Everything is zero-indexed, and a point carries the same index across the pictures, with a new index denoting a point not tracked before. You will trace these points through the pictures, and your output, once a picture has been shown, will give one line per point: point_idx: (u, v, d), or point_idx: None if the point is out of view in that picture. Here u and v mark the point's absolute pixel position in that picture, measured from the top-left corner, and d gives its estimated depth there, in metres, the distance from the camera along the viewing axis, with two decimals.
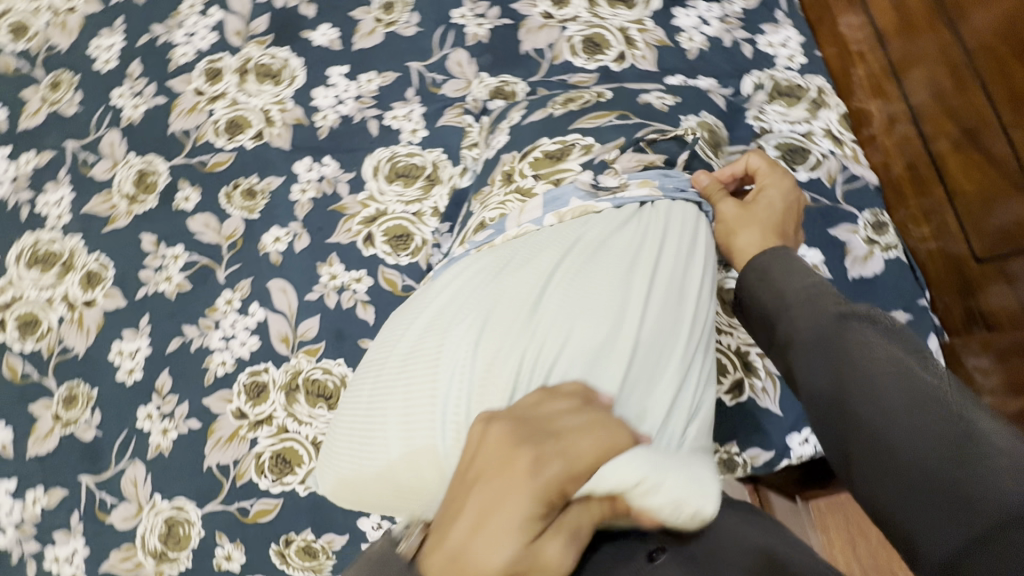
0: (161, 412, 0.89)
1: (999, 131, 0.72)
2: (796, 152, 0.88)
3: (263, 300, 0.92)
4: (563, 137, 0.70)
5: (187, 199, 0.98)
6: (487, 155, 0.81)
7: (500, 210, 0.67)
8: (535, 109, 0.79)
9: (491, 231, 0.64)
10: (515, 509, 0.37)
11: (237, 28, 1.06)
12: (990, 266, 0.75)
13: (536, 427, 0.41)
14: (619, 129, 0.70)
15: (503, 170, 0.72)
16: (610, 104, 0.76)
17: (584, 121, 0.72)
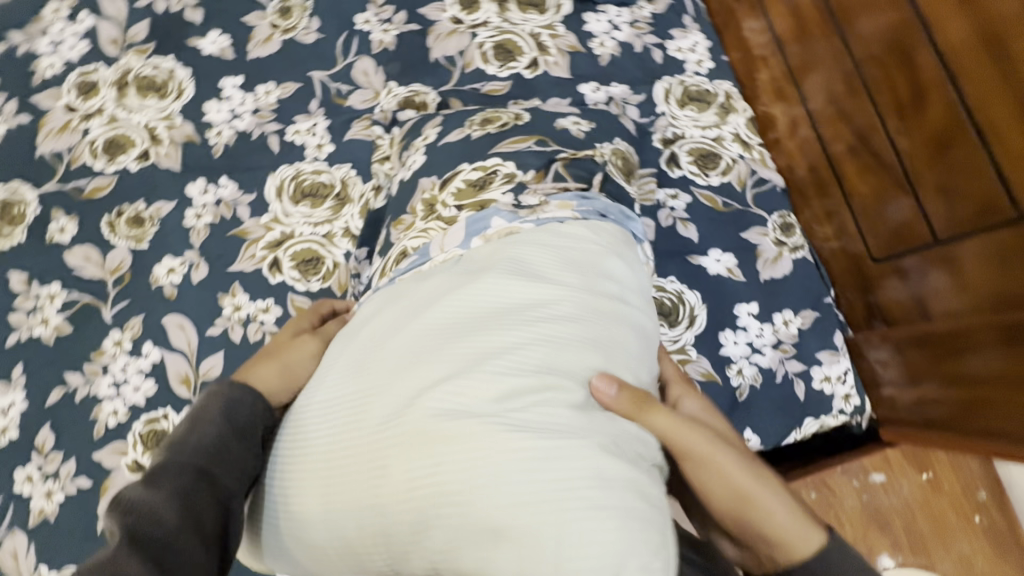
0: (43, 473, 0.79)
1: (885, 136, 0.75)
2: (709, 158, 0.89)
3: (159, 339, 0.84)
4: (483, 162, 0.62)
5: (62, 230, 0.88)
6: (402, 175, 0.70)
7: (421, 238, 0.59)
8: (450, 128, 0.70)
9: (413, 258, 0.57)
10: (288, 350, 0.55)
11: (113, 35, 0.96)
12: (885, 265, 0.79)
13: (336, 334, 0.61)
14: (537, 155, 0.64)
15: (422, 198, 0.62)
16: (528, 127, 0.69)
17: (502, 146, 0.64)
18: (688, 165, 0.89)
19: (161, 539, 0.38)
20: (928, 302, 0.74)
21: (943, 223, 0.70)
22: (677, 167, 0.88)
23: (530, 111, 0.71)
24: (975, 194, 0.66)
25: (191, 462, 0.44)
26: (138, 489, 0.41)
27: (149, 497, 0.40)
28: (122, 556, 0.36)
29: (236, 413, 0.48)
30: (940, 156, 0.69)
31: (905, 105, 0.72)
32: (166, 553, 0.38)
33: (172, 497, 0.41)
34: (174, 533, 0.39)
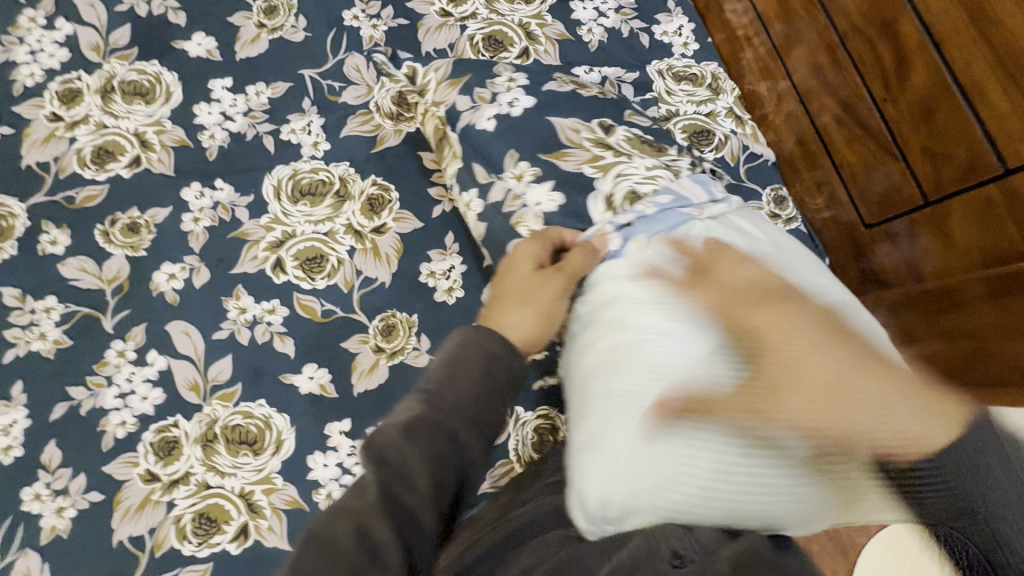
0: (52, 490, 0.77)
1: (870, 105, 0.78)
2: (703, 133, 0.91)
3: (163, 347, 0.83)
4: (632, 129, 0.75)
5: (55, 242, 0.86)
6: (498, 113, 0.75)
7: (651, 184, 0.68)
8: (540, 78, 0.79)
9: (668, 206, 0.66)
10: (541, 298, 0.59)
11: (93, 41, 0.94)
12: (877, 229, 0.82)
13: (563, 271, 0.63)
14: (652, 132, 0.78)
15: (589, 136, 0.72)
16: (624, 104, 0.80)
17: (632, 118, 0.78)
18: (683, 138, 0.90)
19: (409, 507, 0.46)
20: (919, 262, 0.77)
21: (931, 184, 0.73)
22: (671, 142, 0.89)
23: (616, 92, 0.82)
24: (961, 154, 0.69)
25: (447, 421, 0.50)
26: (396, 436, 0.48)
27: (409, 450, 0.48)
28: (377, 509, 0.45)
29: (495, 374, 0.53)
30: (925, 120, 0.72)
31: (890, 73, 0.75)
32: (409, 514, 0.46)
33: (422, 456, 0.48)
34: (418, 497, 0.47)
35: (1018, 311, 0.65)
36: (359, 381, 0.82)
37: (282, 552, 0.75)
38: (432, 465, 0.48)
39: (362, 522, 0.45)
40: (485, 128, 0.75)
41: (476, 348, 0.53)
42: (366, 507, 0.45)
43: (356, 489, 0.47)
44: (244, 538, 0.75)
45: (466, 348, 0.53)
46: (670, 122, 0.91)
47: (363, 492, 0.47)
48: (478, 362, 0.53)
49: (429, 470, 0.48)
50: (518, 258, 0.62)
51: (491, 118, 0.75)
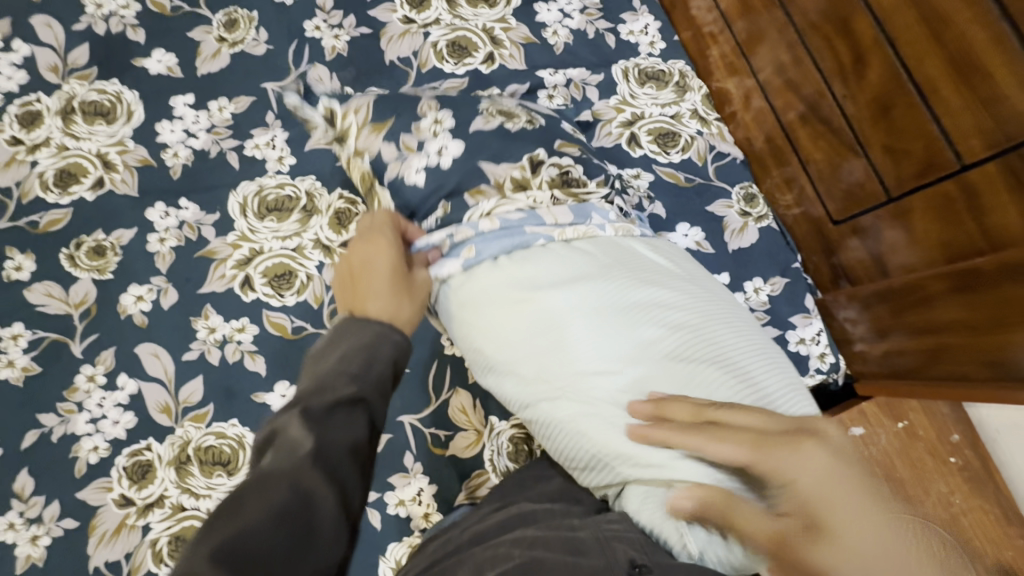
0: (26, 518, 0.76)
1: (832, 102, 0.77)
2: (670, 135, 0.91)
3: (134, 370, 0.82)
4: (558, 159, 0.71)
5: (19, 268, 0.85)
6: (426, 163, 0.71)
7: (529, 200, 0.67)
8: (467, 113, 0.72)
9: (524, 216, 0.66)
10: (374, 281, 0.60)
11: (52, 62, 0.92)
12: (844, 226, 0.81)
13: (381, 250, 0.64)
14: (584, 161, 0.73)
15: (512, 177, 0.69)
16: (547, 130, 0.74)
17: (558, 146, 0.73)
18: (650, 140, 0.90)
19: (336, 459, 0.43)
20: (886, 258, 0.77)
21: (893, 181, 0.73)
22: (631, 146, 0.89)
23: (544, 113, 0.76)
24: (919, 151, 0.69)
25: (362, 389, 0.48)
26: (319, 407, 0.45)
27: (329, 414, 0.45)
28: (306, 465, 0.40)
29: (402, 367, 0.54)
30: (884, 117, 0.71)
31: (849, 70, 0.74)
32: (338, 463, 0.42)
33: (347, 424, 0.45)
34: (343, 447, 0.44)
35: (986, 308, 0.65)
36: None
37: None
38: (359, 430, 0.46)
39: (295, 480, 0.40)
40: (415, 182, 0.71)
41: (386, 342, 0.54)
42: (294, 466, 0.41)
43: (280, 451, 0.42)
44: None
45: (373, 333, 0.54)
46: (632, 127, 0.90)
47: (294, 451, 0.41)
48: (382, 346, 0.53)
49: (358, 430, 0.46)
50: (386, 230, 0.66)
51: (420, 172, 0.70)
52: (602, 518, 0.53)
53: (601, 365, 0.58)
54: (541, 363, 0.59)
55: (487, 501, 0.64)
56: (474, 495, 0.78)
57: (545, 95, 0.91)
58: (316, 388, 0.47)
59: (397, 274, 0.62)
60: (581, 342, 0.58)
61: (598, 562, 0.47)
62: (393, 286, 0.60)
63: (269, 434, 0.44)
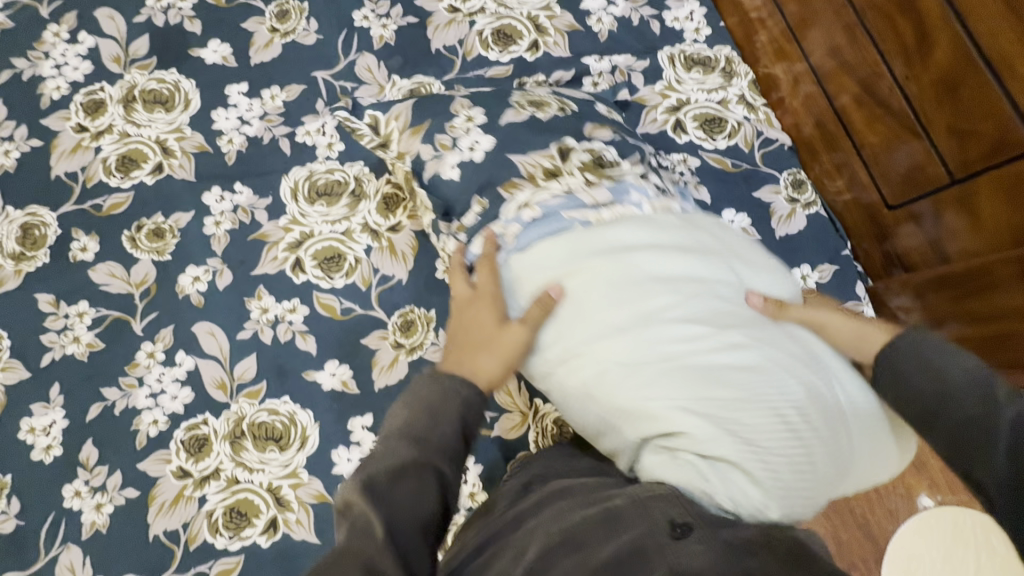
0: (91, 486, 0.80)
1: (892, 83, 0.76)
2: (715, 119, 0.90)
3: (190, 347, 0.85)
4: (589, 143, 0.71)
5: (85, 249, 0.89)
6: (458, 156, 0.73)
7: (562, 187, 0.66)
8: (498, 108, 0.75)
9: (561, 202, 0.65)
10: (473, 339, 0.60)
11: (114, 53, 0.96)
12: (900, 211, 0.79)
13: (475, 307, 0.63)
14: (616, 143, 0.73)
15: (542, 165, 0.69)
16: (579, 117, 0.75)
17: (587, 131, 0.72)
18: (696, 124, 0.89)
19: (408, 538, 0.44)
20: (945, 243, 0.76)
21: (958, 163, 0.72)
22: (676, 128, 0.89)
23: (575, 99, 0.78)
24: (987, 131, 0.68)
25: (429, 458, 0.49)
26: (385, 477, 0.46)
27: (396, 492, 0.46)
28: (382, 548, 0.42)
29: (471, 423, 0.53)
30: (949, 97, 0.70)
31: (911, 49, 0.73)
32: (406, 541, 0.44)
33: (414, 497, 0.46)
34: (413, 520, 0.45)
35: None
36: (379, 377, 0.83)
37: (311, 545, 0.77)
38: (427, 502, 0.46)
39: (370, 563, 0.41)
40: (450, 177, 0.72)
41: (455, 396, 0.53)
42: (369, 546, 0.42)
43: (355, 530, 0.43)
44: (273, 531, 0.78)
45: (442, 390, 0.53)
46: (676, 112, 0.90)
47: (370, 531, 0.43)
48: (449, 404, 0.52)
49: (425, 507, 0.46)
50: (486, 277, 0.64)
51: (455, 167, 0.72)
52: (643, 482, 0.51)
53: (636, 331, 0.56)
54: (562, 329, 0.60)
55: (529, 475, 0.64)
56: None
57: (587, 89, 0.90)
58: (381, 455, 0.49)
59: (488, 327, 0.60)
60: (606, 317, 0.58)
61: (637, 532, 0.44)
62: (492, 342, 0.59)
63: (342, 507, 0.46)
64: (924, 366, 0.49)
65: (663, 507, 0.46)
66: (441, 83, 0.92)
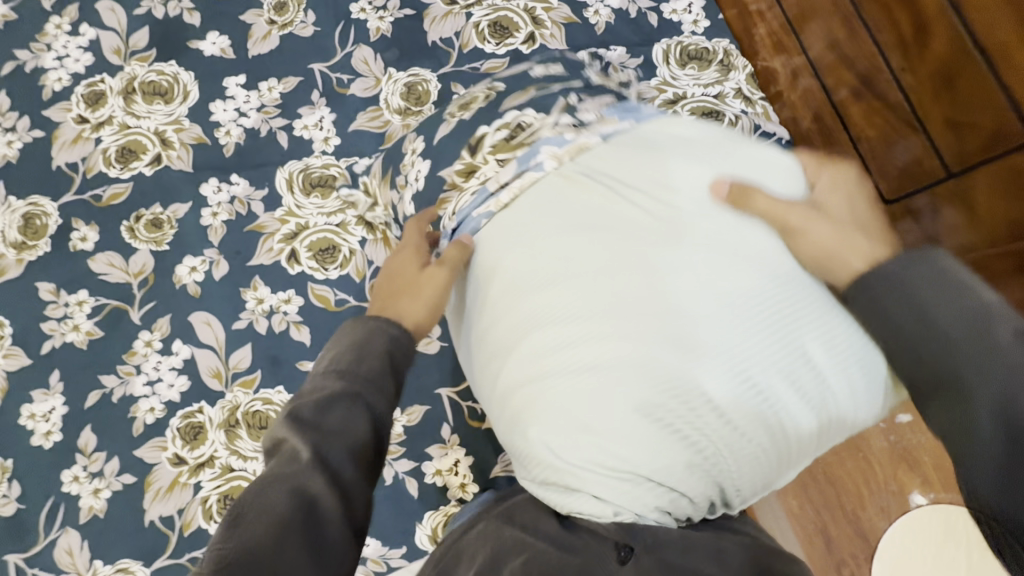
0: (89, 472, 0.81)
1: (889, 76, 0.75)
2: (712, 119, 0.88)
3: (187, 337, 0.86)
4: (502, 119, 0.60)
5: (85, 238, 0.90)
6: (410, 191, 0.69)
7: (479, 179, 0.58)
8: (433, 127, 0.67)
9: (473, 199, 0.58)
10: (398, 283, 0.60)
11: (115, 45, 0.97)
12: (896, 206, 0.79)
13: (402, 253, 0.62)
14: (542, 100, 0.61)
15: (459, 166, 0.61)
16: (507, 91, 0.64)
17: (508, 102, 0.62)
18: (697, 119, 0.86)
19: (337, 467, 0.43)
20: (942, 240, 0.74)
21: (955, 157, 0.71)
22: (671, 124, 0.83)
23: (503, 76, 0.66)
24: (985, 124, 0.67)
25: (356, 390, 0.47)
26: (310, 410, 0.45)
27: (324, 421, 0.44)
28: (307, 474, 0.41)
29: (400, 357, 0.52)
30: (947, 90, 0.69)
31: (909, 42, 0.71)
32: (337, 471, 0.42)
33: (342, 426, 0.44)
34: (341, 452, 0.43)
35: None
36: None
37: None
38: (357, 433, 0.45)
39: (296, 487, 0.40)
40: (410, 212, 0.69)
41: (381, 332, 0.51)
42: (295, 473, 0.41)
43: (283, 460, 0.42)
44: None
45: (370, 326, 0.52)
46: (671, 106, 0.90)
47: (296, 458, 0.42)
48: (375, 339, 0.51)
49: (353, 435, 0.44)
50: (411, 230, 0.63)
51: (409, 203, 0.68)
52: None
53: (561, 322, 0.48)
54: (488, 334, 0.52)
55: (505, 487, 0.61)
56: (508, 468, 0.79)
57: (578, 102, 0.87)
58: (309, 392, 0.47)
59: (412, 272, 0.60)
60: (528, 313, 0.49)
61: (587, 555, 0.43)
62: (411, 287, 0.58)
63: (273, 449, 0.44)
64: (916, 316, 0.41)
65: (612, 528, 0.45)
66: (437, 78, 0.93)
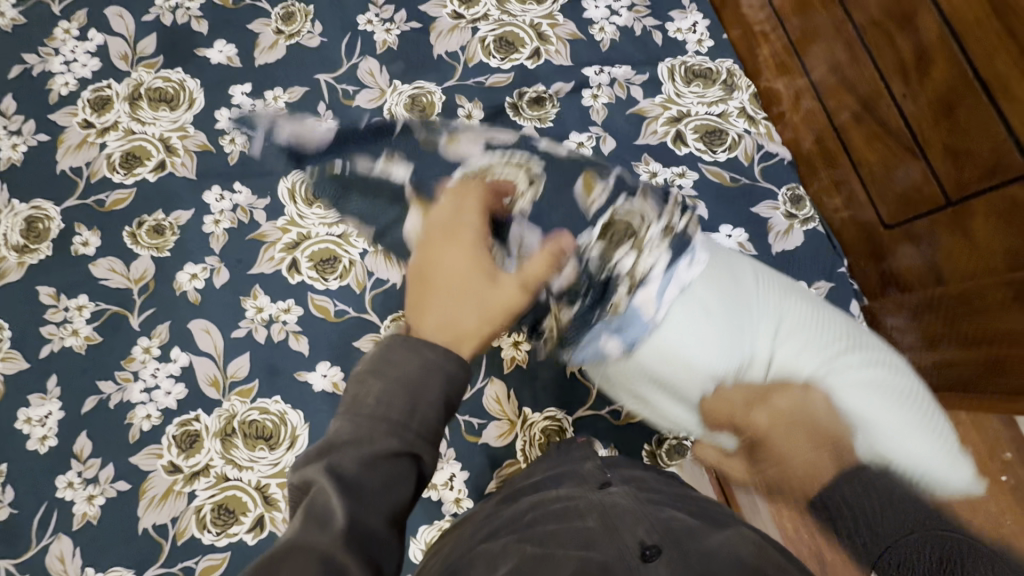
0: (84, 478, 0.81)
1: (890, 102, 0.75)
2: (633, 197, 0.64)
3: (185, 344, 0.86)
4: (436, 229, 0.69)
5: (86, 243, 0.90)
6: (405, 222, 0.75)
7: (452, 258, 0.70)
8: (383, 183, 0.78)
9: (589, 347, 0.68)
10: (456, 275, 0.57)
11: (122, 51, 0.98)
12: (898, 230, 0.79)
13: (453, 235, 0.60)
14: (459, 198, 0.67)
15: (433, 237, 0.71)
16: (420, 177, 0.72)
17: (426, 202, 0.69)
18: (594, 201, 0.63)
19: (372, 529, 0.42)
20: (940, 266, 0.74)
21: (953, 185, 0.70)
22: (597, 200, 0.63)
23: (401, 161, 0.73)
24: (983, 153, 0.66)
25: (405, 443, 0.46)
26: (357, 465, 0.44)
27: (366, 479, 0.44)
28: (342, 543, 0.39)
29: (454, 396, 0.51)
30: (946, 118, 0.69)
31: (910, 69, 0.72)
32: (371, 535, 0.42)
33: (386, 486, 0.44)
34: (377, 513, 0.43)
35: None
36: None
37: None
38: (397, 491, 0.45)
39: (327, 555, 0.38)
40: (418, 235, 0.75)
41: (436, 371, 0.49)
42: (328, 542, 0.39)
43: (313, 520, 0.40)
44: (260, 529, 0.78)
45: (426, 364, 0.49)
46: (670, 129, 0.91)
47: (330, 521, 0.40)
48: (426, 382, 0.49)
49: (394, 495, 0.45)
50: (433, 249, 0.60)
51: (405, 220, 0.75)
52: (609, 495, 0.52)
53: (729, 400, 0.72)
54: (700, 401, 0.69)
55: (504, 489, 0.66)
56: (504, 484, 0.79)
57: (572, 142, 0.90)
58: (353, 439, 0.45)
59: (468, 267, 0.58)
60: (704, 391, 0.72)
61: (607, 553, 0.44)
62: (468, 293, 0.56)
63: (303, 486, 0.43)
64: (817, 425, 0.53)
65: (635, 530, 0.46)
66: (442, 91, 0.94)
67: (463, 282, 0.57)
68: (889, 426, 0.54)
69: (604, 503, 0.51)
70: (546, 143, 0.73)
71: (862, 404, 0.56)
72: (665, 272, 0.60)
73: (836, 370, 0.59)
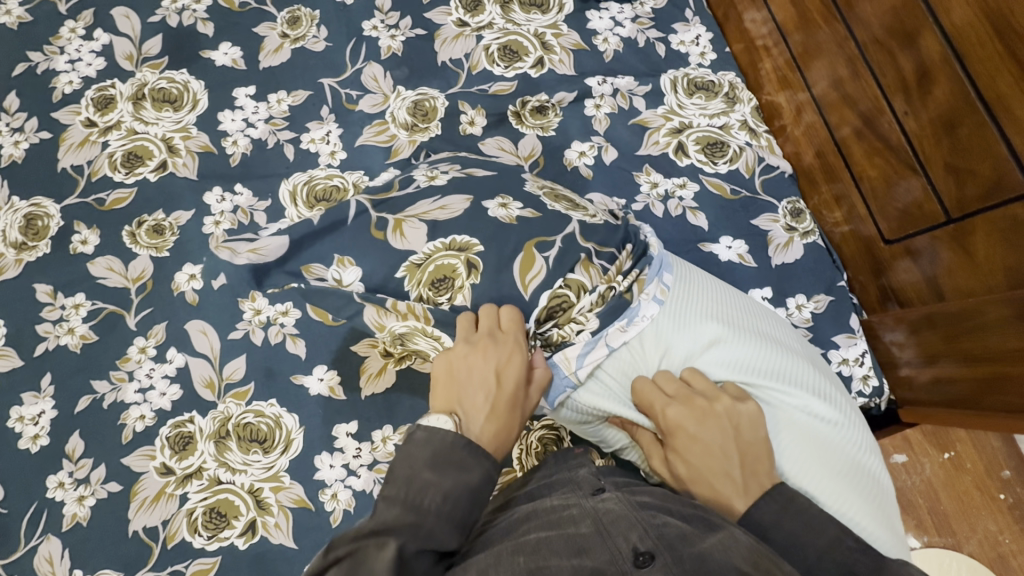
0: (75, 478, 0.80)
1: (891, 118, 0.76)
2: (573, 271, 0.61)
3: (181, 345, 0.86)
4: (396, 308, 0.62)
5: (85, 242, 0.90)
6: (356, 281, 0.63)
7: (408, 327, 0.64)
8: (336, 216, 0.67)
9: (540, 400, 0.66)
10: (482, 390, 0.58)
11: (128, 50, 0.98)
12: (897, 246, 0.79)
13: (477, 344, 0.58)
14: (426, 273, 0.61)
15: (390, 304, 0.62)
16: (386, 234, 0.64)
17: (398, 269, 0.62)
18: (533, 282, 0.60)
19: None
20: (940, 282, 0.75)
21: (954, 202, 0.71)
22: (535, 278, 0.60)
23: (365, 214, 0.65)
24: (985, 169, 0.67)
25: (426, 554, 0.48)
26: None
27: None
28: None
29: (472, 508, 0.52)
30: (948, 136, 0.70)
31: (911, 87, 0.73)
32: None
33: None
34: None
35: None
36: (367, 385, 0.83)
37: (287, 550, 0.77)
38: None
39: None
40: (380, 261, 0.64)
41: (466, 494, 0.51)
42: None
43: None
44: (251, 534, 0.78)
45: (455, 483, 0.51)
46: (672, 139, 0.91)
47: None
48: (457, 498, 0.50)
49: None
50: (462, 362, 0.59)
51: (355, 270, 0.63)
52: (606, 500, 0.51)
53: None
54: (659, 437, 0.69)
55: (503, 496, 0.66)
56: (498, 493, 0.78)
57: (573, 151, 0.91)
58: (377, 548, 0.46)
59: (496, 385, 0.58)
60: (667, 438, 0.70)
61: (601, 559, 0.44)
62: (504, 410, 0.58)
63: None
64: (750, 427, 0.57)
65: (627, 534, 0.46)
66: (445, 97, 0.94)
67: (505, 394, 0.58)
68: (822, 468, 0.58)
69: (598, 511, 0.50)
70: (500, 199, 0.65)
71: (793, 460, 0.58)
72: (592, 334, 0.62)
73: (776, 420, 0.60)
